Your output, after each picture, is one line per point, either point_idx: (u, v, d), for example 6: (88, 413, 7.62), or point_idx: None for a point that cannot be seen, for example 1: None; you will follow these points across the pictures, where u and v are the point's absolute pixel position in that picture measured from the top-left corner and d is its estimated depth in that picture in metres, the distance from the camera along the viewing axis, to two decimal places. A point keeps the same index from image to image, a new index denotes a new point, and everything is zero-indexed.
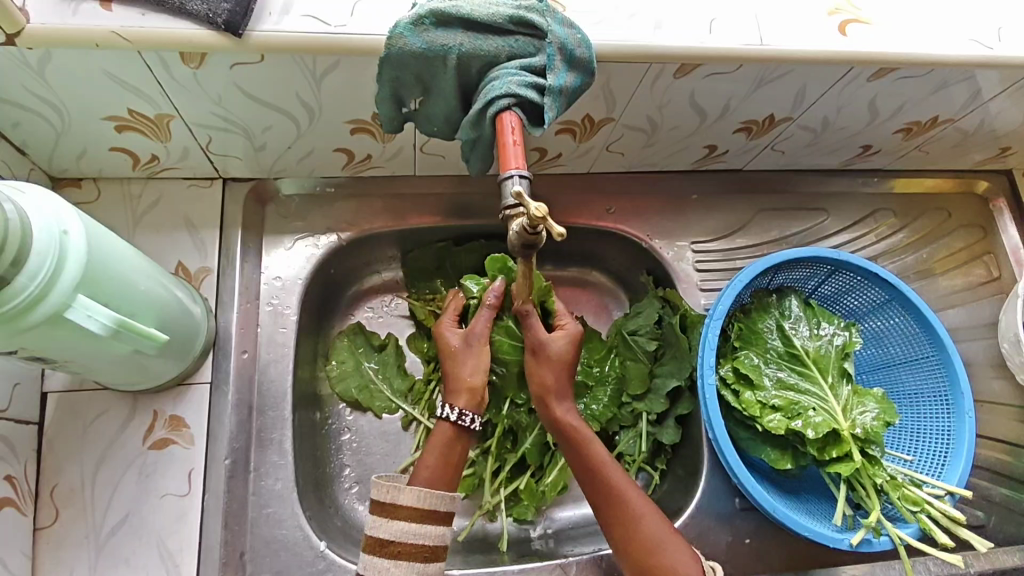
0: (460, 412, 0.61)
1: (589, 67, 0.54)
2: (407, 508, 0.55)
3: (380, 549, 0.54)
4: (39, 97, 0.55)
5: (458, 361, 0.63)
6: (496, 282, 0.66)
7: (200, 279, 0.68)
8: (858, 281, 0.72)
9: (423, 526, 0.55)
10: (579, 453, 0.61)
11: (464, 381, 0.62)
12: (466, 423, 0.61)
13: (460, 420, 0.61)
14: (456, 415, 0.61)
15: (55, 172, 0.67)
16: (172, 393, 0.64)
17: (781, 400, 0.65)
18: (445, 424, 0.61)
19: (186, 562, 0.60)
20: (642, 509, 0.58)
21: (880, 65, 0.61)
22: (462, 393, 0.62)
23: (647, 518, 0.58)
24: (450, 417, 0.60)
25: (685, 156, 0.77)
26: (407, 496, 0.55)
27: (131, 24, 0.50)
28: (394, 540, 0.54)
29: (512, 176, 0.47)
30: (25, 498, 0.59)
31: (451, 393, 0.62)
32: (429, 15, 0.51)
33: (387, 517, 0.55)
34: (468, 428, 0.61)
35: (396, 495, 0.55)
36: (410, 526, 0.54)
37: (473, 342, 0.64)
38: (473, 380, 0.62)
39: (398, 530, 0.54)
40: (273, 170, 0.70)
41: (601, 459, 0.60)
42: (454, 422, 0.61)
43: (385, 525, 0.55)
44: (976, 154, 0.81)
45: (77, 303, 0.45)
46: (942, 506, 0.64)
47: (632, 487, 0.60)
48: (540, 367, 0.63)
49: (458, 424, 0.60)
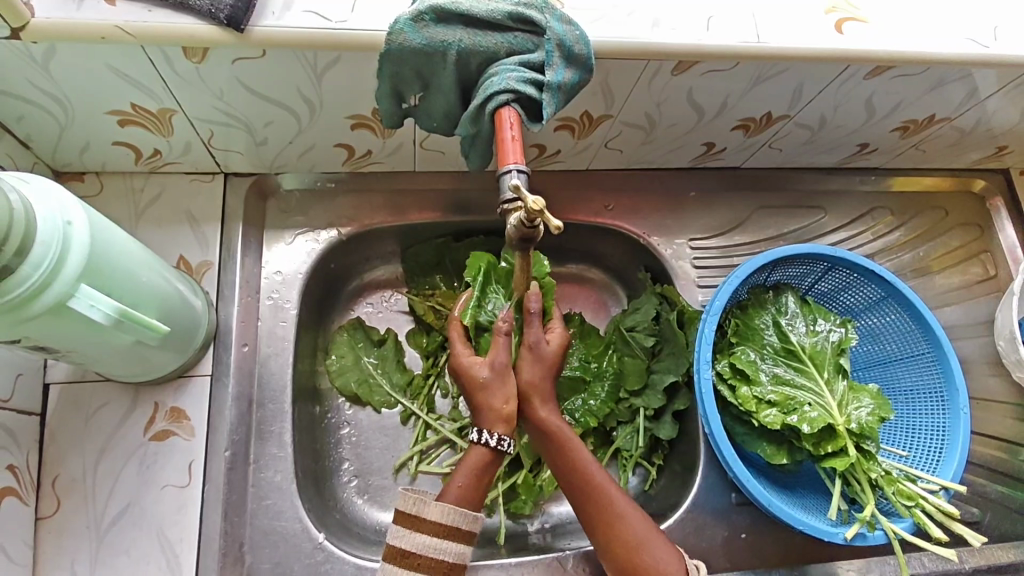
0: (499, 438, 0.59)
1: (587, 64, 0.55)
2: (431, 523, 0.56)
3: (400, 559, 0.55)
4: (42, 90, 0.55)
5: (492, 389, 0.59)
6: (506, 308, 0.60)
7: (201, 273, 0.69)
8: (853, 278, 0.73)
9: (445, 541, 0.56)
10: (560, 456, 0.60)
11: (501, 411, 0.59)
12: (505, 447, 0.59)
13: (499, 445, 0.59)
14: (495, 440, 0.59)
15: (58, 166, 0.67)
16: (173, 384, 0.65)
17: (777, 396, 0.65)
18: (479, 447, 0.59)
19: (186, 552, 0.61)
20: (625, 511, 0.59)
21: (876, 64, 0.61)
22: (501, 422, 0.59)
23: (629, 520, 0.58)
24: (489, 442, 0.59)
25: (683, 154, 0.78)
26: (432, 510, 0.56)
27: (134, 19, 0.50)
28: (414, 552, 0.55)
29: (511, 171, 0.48)
30: (27, 488, 0.59)
31: (488, 423, 0.59)
32: (429, 11, 0.52)
33: (410, 528, 0.56)
34: (505, 452, 0.60)
35: (422, 509, 0.56)
36: (432, 540, 0.55)
37: (499, 370, 0.60)
38: (508, 407, 0.59)
39: (420, 543, 0.55)
40: (274, 165, 0.71)
41: (583, 463, 0.60)
42: (493, 447, 0.59)
43: (407, 536, 0.56)
44: (972, 154, 0.82)
45: (81, 293, 0.46)
46: (937, 501, 0.64)
47: (613, 486, 0.60)
48: (534, 369, 0.61)
49: (497, 449, 0.59)
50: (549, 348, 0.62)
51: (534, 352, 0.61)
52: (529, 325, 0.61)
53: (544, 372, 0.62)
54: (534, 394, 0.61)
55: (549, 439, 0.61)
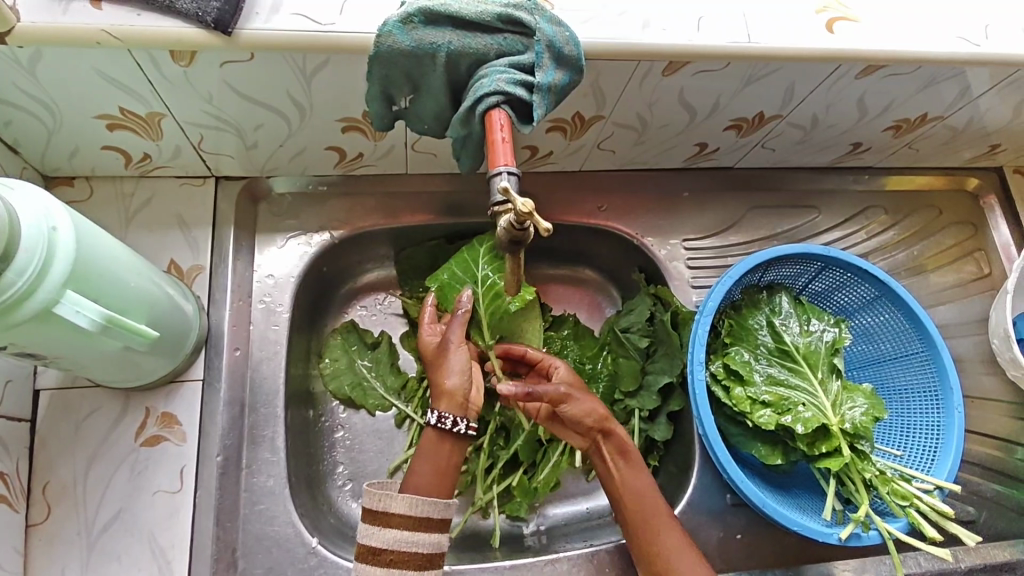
0: (439, 415, 0.60)
1: (578, 65, 0.54)
2: (400, 516, 0.56)
3: (371, 558, 0.55)
4: (30, 95, 0.55)
5: (439, 366, 0.62)
6: (464, 294, 0.65)
7: (193, 277, 0.69)
8: (846, 277, 0.72)
9: (416, 533, 0.56)
10: (628, 477, 0.63)
11: (442, 387, 0.61)
12: (448, 425, 0.60)
13: (440, 424, 0.60)
14: (435, 418, 0.60)
15: (48, 171, 0.67)
16: (165, 390, 0.65)
17: (771, 396, 0.65)
18: (428, 430, 0.60)
19: (178, 558, 0.61)
20: (678, 542, 0.59)
21: (868, 61, 0.61)
22: (443, 399, 0.61)
23: (678, 552, 0.59)
24: (429, 421, 0.60)
25: (676, 154, 0.78)
26: (399, 504, 0.56)
27: (121, 23, 0.50)
28: (386, 549, 0.55)
29: (501, 173, 0.48)
30: (17, 494, 0.59)
31: (434, 399, 0.62)
32: (417, 13, 0.52)
33: (378, 525, 0.56)
34: (452, 431, 0.60)
35: (389, 504, 0.56)
36: (402, 534, 0.55)
37: (445, 346, 0.63)
38: (446, 382, 0.61)
39: (391, 539, 0.55)
40: (265, 168, 0.71)
41: (647, 487, 0.62)
42: (435, 426, 0.60)
43: (378, 534, 0.55)
44: (966, 152, 0.82)
45: (66, 299, 0.46)
46: (931, 500, 0.64)
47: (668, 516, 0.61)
48: (589, 403, 0.63)
49: (439, 427, 0.60)
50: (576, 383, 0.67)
51: (573, 394, 0.63)
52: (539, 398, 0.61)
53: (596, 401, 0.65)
54: (613, 424, 0.64)
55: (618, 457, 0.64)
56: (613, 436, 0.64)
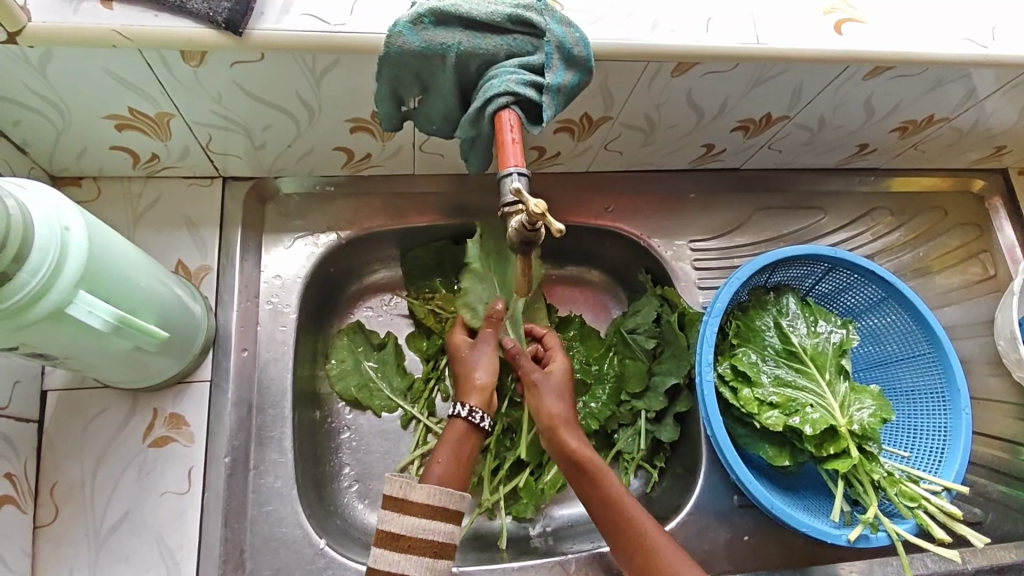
0: (470, 409, 0.62)
1: (587, 66, 0.54)
2: (419, 505, 0.56)
3: (390, 543, 0.55)
4: (39, 95, 0.55)
5: (469, 364, 0.66)
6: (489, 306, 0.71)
7: (200, 277, 0.68)
8: (854, 279, 0.72)
9: (434, 521, 0.56)
10: (586, 482, 0.60)
11: (475, 382, 0.64)
12: (477, 420, 0.62)
13: (471, 417, 0.62)
14: (466, 411, 0.62)
15: (55, 170, 0.67)
16: (173, 390, 0.64)
17: (779, 397, 0.65)
18: (456, 421, 0.62)
19: (186, 559, 0.60)
20: (659, 545, 0.57)
21: (875, 64, 0.61)
22: (474, 392, 0.64)
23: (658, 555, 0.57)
24: (461, 412, 0.62)
25: (683, 155, 0.78)
26: (419, 492, 0.56)
27: (132, 23, 0.50)
28: (404, 535, 0.55)
29: (511, 173, 0.49)
30: (25, 495, 0.59)
31: (463, 393, 0.64)
32: (427, 13, 0.51)
33: (398, 512, 0.56)
34: (479, 426, 0.62)
35: (408, 491, 0.56)
36: (420, 521, 0.56)
37: (479, 347, 0.67)
38: (480, 380, 0.64)
39: (409, 525, 0.55)
40: (272, 169, 0.71)
41: (610, 492, 0.60)
42: (466, 418, 0.62)
43: (396, 520, 0.55)
44: (972, 153, 0.82)
45: (79, 299, 0.46)
46: (939, 501, 0.64)
47: (645, 518, 0.59)
48: (542, 403, 0.64)
49: (469, 420, 0.62)
50: (557, 378, 0.66)
51: (539, 387, 0.65)
52: (521, 366, 0.66)
53: (547, 404, 0.64)
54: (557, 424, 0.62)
55: (577, 466, 0.61)
56: (560, 441, 0.62)
